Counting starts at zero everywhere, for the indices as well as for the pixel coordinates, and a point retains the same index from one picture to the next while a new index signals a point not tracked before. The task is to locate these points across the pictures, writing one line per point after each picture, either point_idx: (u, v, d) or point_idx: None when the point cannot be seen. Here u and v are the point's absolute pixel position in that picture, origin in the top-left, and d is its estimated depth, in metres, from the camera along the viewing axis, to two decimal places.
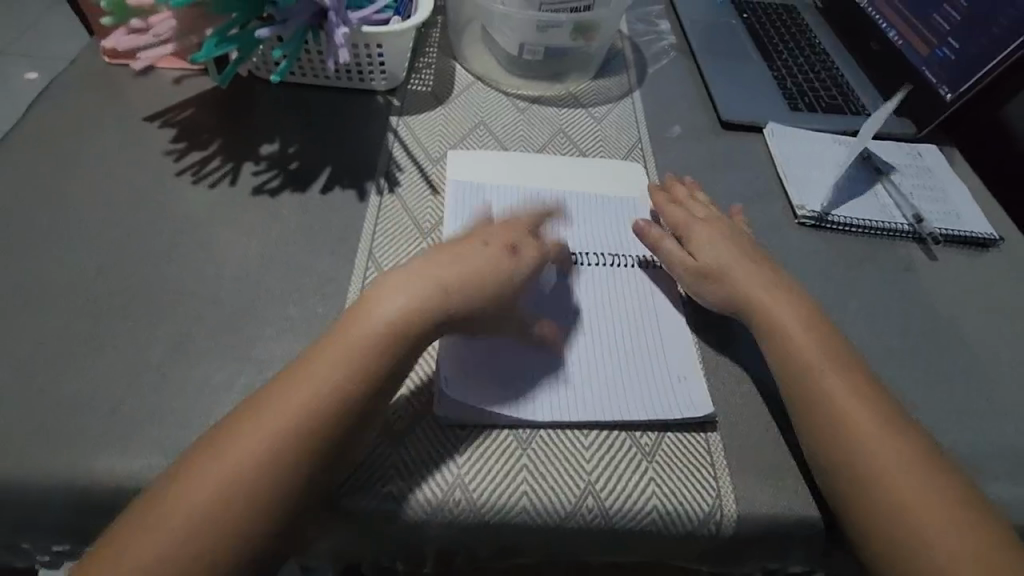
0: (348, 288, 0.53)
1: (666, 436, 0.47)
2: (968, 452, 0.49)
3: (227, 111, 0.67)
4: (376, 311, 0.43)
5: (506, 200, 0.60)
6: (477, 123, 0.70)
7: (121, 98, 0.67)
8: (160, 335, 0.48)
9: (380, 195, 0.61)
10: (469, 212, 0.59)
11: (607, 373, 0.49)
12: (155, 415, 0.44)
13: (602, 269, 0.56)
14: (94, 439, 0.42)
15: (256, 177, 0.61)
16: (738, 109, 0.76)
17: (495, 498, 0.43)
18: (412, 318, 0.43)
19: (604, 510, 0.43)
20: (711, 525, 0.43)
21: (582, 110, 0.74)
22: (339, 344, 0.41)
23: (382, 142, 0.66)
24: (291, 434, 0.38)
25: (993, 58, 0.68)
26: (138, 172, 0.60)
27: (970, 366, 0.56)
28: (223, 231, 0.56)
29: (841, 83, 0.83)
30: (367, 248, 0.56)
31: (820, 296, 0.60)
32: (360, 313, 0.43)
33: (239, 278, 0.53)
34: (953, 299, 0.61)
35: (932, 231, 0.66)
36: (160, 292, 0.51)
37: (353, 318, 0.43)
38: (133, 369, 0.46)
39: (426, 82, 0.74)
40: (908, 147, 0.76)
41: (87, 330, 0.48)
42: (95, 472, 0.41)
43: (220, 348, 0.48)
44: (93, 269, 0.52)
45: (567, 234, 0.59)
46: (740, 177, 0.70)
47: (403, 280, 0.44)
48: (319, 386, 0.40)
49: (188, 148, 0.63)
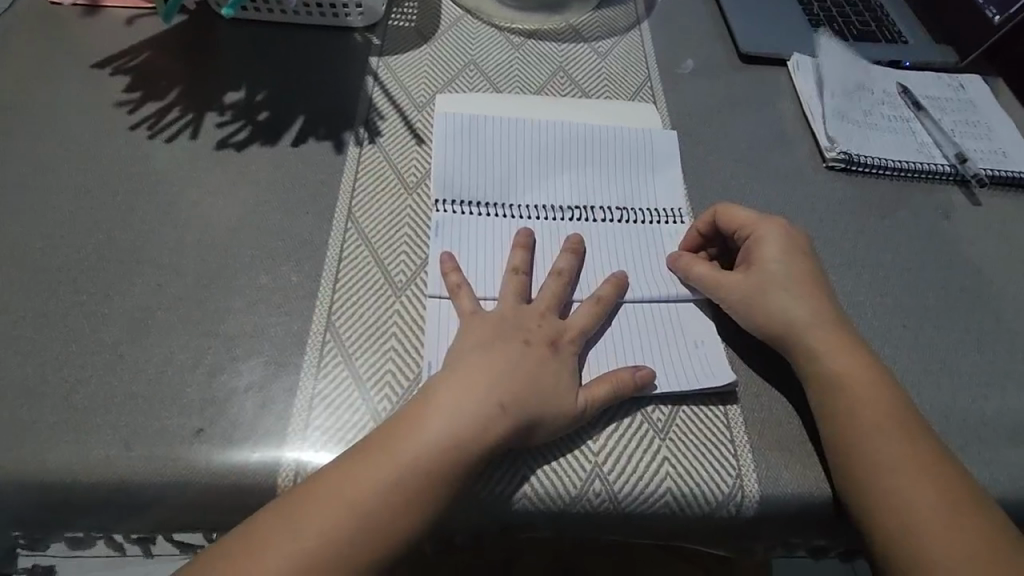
0: (327, 252, 0.48)
1: (680, 410, 0.42)
2: (1013, 419, 0.45)
3: (185, 53, 0.59)
4: (425, 433, 0.37)
5: (498, 142, 0.53)
6: (467, 63, 0.62)
7: (66, 43, 0.59)
8: (120, 311, 0.43)
9: (360, 146, 0.55)
10: (455, 156, 0.52)
11: (605, 333, 0.45)
12: (114, 402, 0.40)
13: (613, 225, 0.51)
14: (46, 430, 0.38)
15: (221, 129, 0.55)
16: (759, 39, 0.68)
17: (492, 486, 0.39)
18: (457, 447, 0.37)
19: (612, 493, 0.39)
20: (731, 507, 0.39)
21: (584, 44, 0.66)
22: (377, 459, 0.36)
23: (360, 87, 0.59)
24: (378, 496, 0.35)
25: None
26: (88, 128, 0.54)
27: (1015, 324, 0.51)
28: (184, 193, 0.50)
29: (876, 6, 0.74)
30: (346, 206, 0.51)
31: (851, 249, 0.54)
32: (404, 429, 0.37)
33: (203, 245, 0.47)
34: (996, 248, 0.56)
35: (976, 171, 0.59)
36: (117, 263, 0.46)
37: (395, 434, 0.37)
38: (90, 349, 0.42)
39: (409, 16, 0.66)
40: (948, 78, 0.68)
41: (37, 308, 0.43)
42: (51, 466, 0.37)
43: (187, 323, 0.43)
44: (41, 239, 0.46)
45: (568, 185, 0.53)
46: (762, 118, 0.63)
47: (469, 387, 0.38)
48: (382, 477, 0.36)
49: (143, 98, 0.56)
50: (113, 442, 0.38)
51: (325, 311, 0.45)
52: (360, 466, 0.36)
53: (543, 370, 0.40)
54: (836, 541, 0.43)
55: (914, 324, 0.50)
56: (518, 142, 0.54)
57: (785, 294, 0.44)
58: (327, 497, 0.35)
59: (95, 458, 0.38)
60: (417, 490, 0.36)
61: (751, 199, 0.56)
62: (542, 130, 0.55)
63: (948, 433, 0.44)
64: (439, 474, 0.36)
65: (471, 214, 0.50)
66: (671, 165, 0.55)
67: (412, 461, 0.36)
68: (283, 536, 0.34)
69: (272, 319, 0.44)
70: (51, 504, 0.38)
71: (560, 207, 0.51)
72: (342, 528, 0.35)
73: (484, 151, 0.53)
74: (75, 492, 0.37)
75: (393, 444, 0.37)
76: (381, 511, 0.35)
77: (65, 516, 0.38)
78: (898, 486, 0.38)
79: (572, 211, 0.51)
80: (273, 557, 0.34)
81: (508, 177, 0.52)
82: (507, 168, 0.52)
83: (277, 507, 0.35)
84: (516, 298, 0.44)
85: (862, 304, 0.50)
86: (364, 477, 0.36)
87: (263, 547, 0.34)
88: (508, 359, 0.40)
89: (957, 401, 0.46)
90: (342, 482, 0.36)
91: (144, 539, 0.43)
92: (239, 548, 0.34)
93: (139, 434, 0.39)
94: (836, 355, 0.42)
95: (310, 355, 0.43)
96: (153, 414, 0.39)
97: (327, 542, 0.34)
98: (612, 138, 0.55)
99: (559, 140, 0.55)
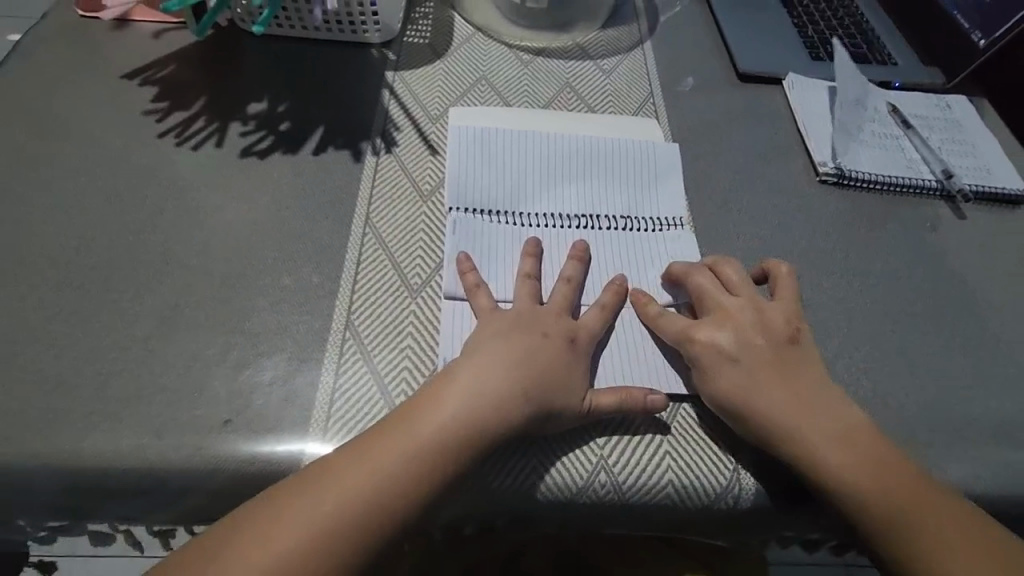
0: (345, 255, 0.50)
1: (681, 407, 0.45)
2: (995, 420, 0.48)
3: (210, 66, 0.62)
4: (444, 415, 0.39)
5: (508, 153, 0.56)
6: (478, 78, 0.65)
7: (97, 55, 0.62)
8: (148, 309, 0.46)
9: (377, 155, 0.58)
10: (467, 165, 0.55)
11: (611, 335, 0.47)
12: (145, 393, 0.42)
13: (618, 233, 0.53)
14: (80, 419, 0.40)
15: (244, 138, 0.57)
16: (756, 59, 0.72)
17: (504, 476, 0.41)
18: (474, 429, 0.39)
19: (616, 484, 0.41)
20: (729, 499, 0.42)
21: (590, 62, 0.69)
22: (399, 437, 0.39)
23: (377, 101, 0.62)
24: (399, 471, 0.37)
25: (1015, 15, 0.65)
26: (118, 135, 0.56)
27: (997, 332, 0.53)
28: (209, 197, 0.53)
29: (867, 30, 0.77)
30: (364, 212, 0.53)
31: (841, 259, 0.57)
32: (425, 410, 0.40)
33: (228, 248, 0.50)
34: (979, 260, 0.58)
35: (961, 187, 0.62)
36: (147, 263, 0.48)
37: (418, 415, 0.39)
38: (121, 344, 0.44)
39: (423, 33, 0.69)
40: (935, 98, 0.71)
41: (70, 305, 0.45)
42: (86, 453, 0.39)
43: (213, 321, 0.46)
44: (73, 239, 0.49)
45: (577, 195, 0.55)
46: (757, 134, 0.66)
47: (488, 373, 0.41)
48: (404, 452, 0.38)
49: (171, 108, 0.59)
50: (145, 431, 0.40)
51: (344, 311, 0.47)
52: (381, 444, 0.38)
53: (555, 363, 0.42)
54: (828, 535, 0.46)
55: (902, 330, 0.52)
56: (529, 154, 0.57)
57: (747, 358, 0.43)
58: (349, 470, 0.37)
59: (127, 445, 0.40)
60: (435, 467, 0.38)
61: (747, 210, 0.59)
62: (550, 144, 0.58)
63: (933, 432, 0.46)
64: (451, 456, 0.38)
65: (483, 221, 0.52)
66: (673, 177, 0.58)
67: (430, 442, 0.38)
68: (307, 501, 0.36)
69: (294, 317, 0.47)
70: (83, 490, 0.40)
71: (568, 216, 0.54)
72: (357, 501, 0.36)
73: (495, 161, 0.56)
74: (108, 478, 0.39)
75: (414, 425, 0.39)
76: (401, 484, 0.37)
77: (96, 501, 0.40)
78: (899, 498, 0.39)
79: (579, 220, 0.54)
80: (296, 521, 0.36)
81: (518, 186, 0.55)
82: (517, 178, 0.55)
83: (302, 475, 0.37)
84: (530, 299, 0.46)
85: (853, 311, 0.53)
86: (383, 454, 0.38)
87: (288, 511, 0.36)
88: (523, 351, 0.42)
89: (942, 402, 0.48)
90: (366, 455, 0.38)
91: (165, 531, 0.46)
92: (263, 512, 0.36)
93: (169, 424, 0.41)
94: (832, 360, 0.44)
95: (330, 352, 0.45)
96: (181, 405, 0.42)
97: (349, 509, 0.36)
98: (619, 150, 0.58)
99: (567, 153, 0.58)
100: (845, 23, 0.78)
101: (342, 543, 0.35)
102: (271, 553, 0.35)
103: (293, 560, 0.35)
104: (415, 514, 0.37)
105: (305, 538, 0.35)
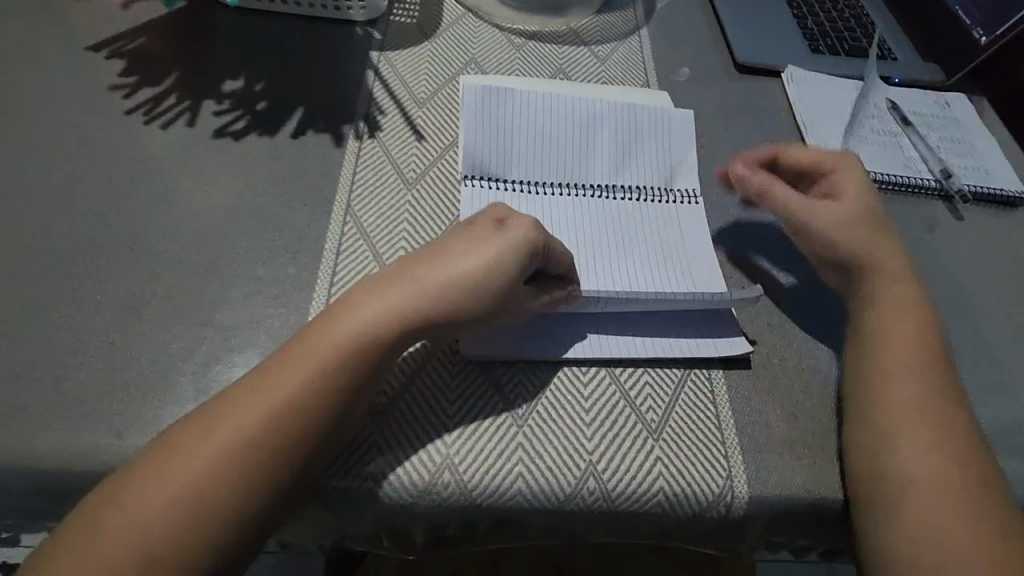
0: (324, 246, 0.48)
1: (692, 372, 0.45)
2: (996, 430, 0.46)
3: (184, 38, 0.59)
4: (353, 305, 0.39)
5: (527, 121, 0.54)
6: (468, 61, 0.62)
7: (62, 23, 0.59)
8: (110, 300, 0.43)
9: (359, 139, 0.55)
10: (488, 136, 0.53)
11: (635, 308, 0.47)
12: (104, 389, 0.39)
13: (633, 204, 0.53)
14: (30, 418, 0.37)
15: (219, 118, 0.54)
16: (756, 50, 0.70)
17: (487, 482, 0.39)
18: (401, 304, 0.39)
19: (605, 491, 0.39)
20: (720, 507, 0.40)
21: (584, 47, 0.67)
22: (307, 345, 0.37)
23: (361, 81, 0.59)
24: (283, 419, 0.35)
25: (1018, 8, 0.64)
26: (82, 111, 0.53)
27: (994, 336, 0.52)
28: (181, 180, 0.50)
29: (866, 23, 0.75)
30: (345, 200, 0.50)
31: None
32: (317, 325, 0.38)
33: (200, 234, 0.47)
34: (975, 262, 0.57)
35: (960, 188, 0.61)
36: (109, 250, 0.45)
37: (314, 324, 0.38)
38: (80, 336, 0.41)
39: (411, 12, 0.66)
40: (935, 95, 0.70)
41: (23, 293, 0.42)
42: (38, 455, 0.37)
43: (180, 311, 0.43)
44: (30, 223, 0.46)
45: (596, 165, 0.54)
46: (756, 128, 0.64)
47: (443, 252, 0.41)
48: (283, 387, 0.36)
49: (140, 83, 0.55)
50: (104, 431, 0.38)
51: (323, 300, 0.45)
52: (222, 430, 0.34)
53: (498, 251, 0.40)
54: (817, 542, 0.44)
55: None
56: (547, 122, 0.54)
57: (876, 316, 0.44)
58: (218, 427, 0.35)
59: (86, 445, 0.37)
60: (330, 394, 0.36)
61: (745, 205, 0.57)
62: (571, 104, 0.55)
63: None
64: (322, 392, 0.36)
65: (499, 191, 0.52)
66: (687, 147, 0.56)
67: (303, 388, 0.36)
68: (176, 467, 0.33)
69: (269, 310, 0.44)
70: (40, 492, 0.37)
71: (587, 184, 0.53)
72: (198, 495, 0.33)
73: (508, 131, 0.53)
74: (63, 481, 0.37)
75: (304, 351, 0.37)
76: (288, 420, 0.35)
77: (54, 502, 0.38)
78: (913, 480, 0.37)
79: (597, 190, 0.53)
80: (156, 495, 0.33)
81: (540, 159, 0.53)
82: (540, 149, 0.53)
83: (155, 451, 0.34)
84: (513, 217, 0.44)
85: None
86: (230, 423, 0.35)
87: (151, 482, 0.33)
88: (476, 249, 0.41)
89: None
90: (232, 409, 0.35)
91: None
92: (118, 494, 0.33)
93: (131, 423, 0.38)
94: (891, 378, 0.41)
95: None
96: (143, 403, 0.39)
97: (227, 467, 0.34)
98: (633, 113, 0.56)
99: (589, 116, 0.55)
100: (846, 16, 0.76)
101: (211, 510, 0.33)
102: (135, 537, 0.32)
103: (161, 548, 0.32)
104: (299, 467, 0.35)
105: (172, 516, 0.32)
